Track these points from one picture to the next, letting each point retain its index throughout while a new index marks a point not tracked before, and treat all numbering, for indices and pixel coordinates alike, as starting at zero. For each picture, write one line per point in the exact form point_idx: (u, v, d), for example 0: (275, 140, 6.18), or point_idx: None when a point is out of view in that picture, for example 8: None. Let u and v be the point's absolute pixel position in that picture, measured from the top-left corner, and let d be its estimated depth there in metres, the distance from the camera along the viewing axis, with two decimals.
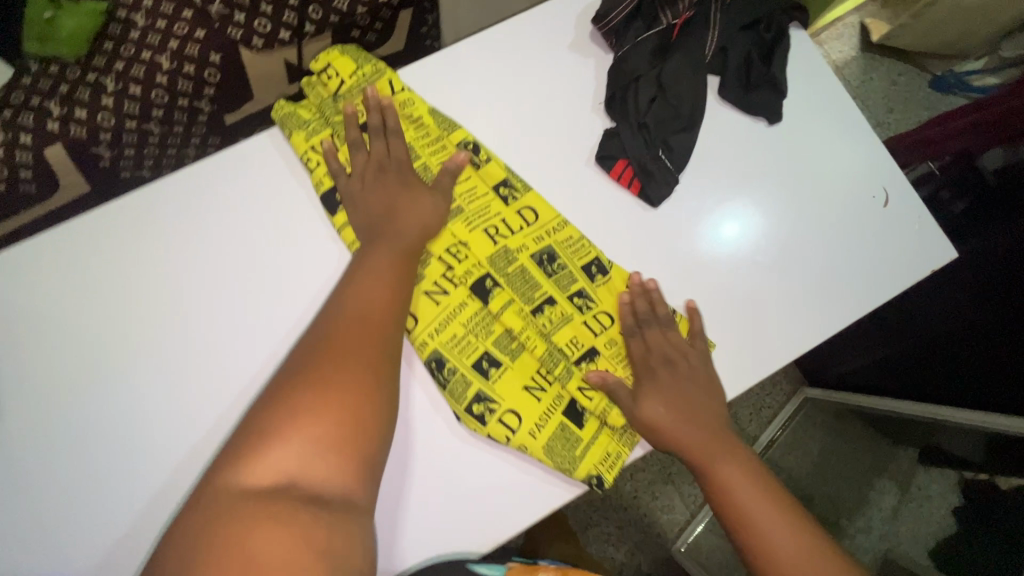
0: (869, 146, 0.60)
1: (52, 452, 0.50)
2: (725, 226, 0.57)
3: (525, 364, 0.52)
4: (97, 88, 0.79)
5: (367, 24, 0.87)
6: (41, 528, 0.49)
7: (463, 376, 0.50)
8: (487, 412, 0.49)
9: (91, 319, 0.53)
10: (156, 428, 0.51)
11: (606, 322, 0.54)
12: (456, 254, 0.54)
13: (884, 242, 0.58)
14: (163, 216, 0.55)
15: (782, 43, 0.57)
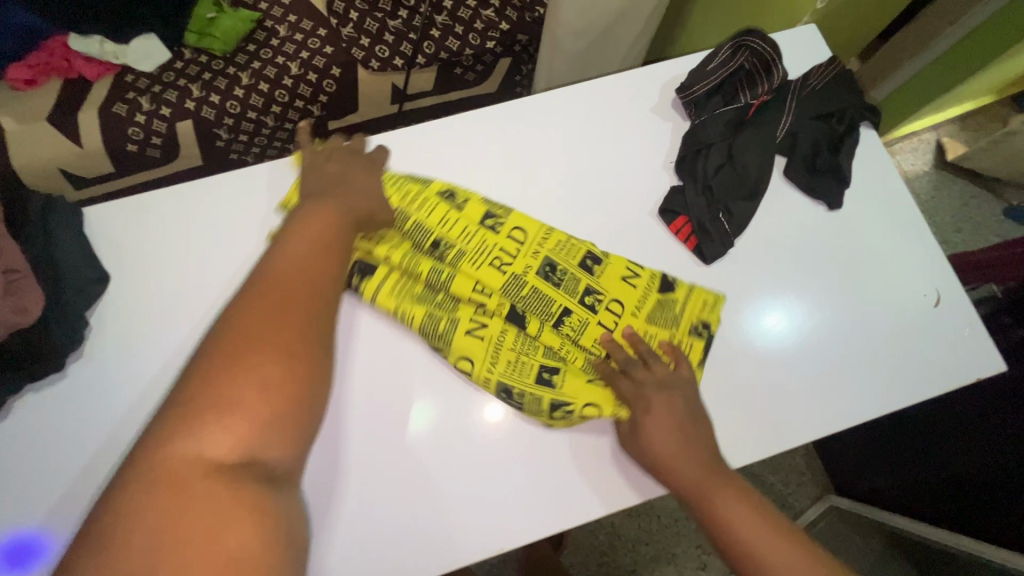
0: (927, 249, 0.61)
1: (48, 422, 0.51)
2: (770, 318, 0.58)
3: (572, 364, 0.55)
4: (234, 80, 0.91)
5: (469, 64, 0.97)
6: (50, 481, 0.49)
7: (532, 393, 0.53)
8: (566, 413, 0.52)
9: (166, 315, 0.54)
10: (125, 431, 0.51)
11: (619, 308, 0.56)
12: (478, 296, 0.55)
13: (930, 344, 0.59)
14: (225, 212, 0.58)
15: (850, 137, 0.61)
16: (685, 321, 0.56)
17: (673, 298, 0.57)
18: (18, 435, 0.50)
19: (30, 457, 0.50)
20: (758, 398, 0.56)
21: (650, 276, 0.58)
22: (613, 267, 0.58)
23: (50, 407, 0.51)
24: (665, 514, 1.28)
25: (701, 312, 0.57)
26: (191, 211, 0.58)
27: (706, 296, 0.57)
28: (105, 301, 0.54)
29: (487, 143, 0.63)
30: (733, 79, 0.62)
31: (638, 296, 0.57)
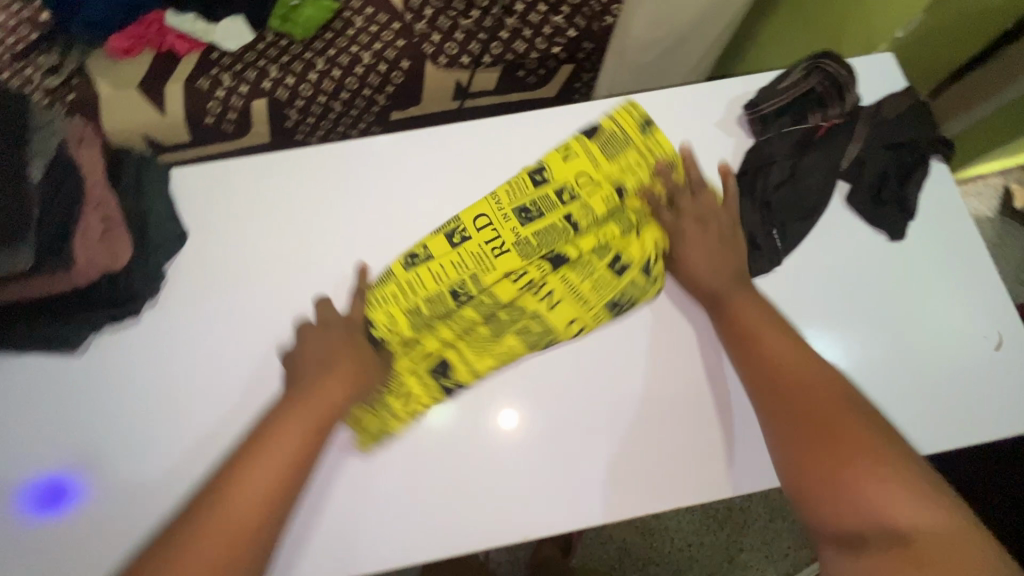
0: (991, 292, 0.59)
1: (122, 367, 0.55)
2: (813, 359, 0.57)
3: (620, 247, 0.60)
4: (309, 65, 0.96)
5: (533, 68, 1.00)
6: (123, 421, 0.54)
7: (626, 286, 0.59)
8: (649, 270, 0.59)
9: (236, 282, 0.58)
10: (192, 390, 0.55)
11: (589, 179, 0.60)
12: (519, 278, 0.58)
13: (987, 386, 0.57)
14: (291, 188, 0.62)
15: (921, 169, 0.60)
16: (651, 156, 0.61)
17: (618, 132, 0.61)
18: (93, 371, 0.55)
19: (105, 393, 0.54)
20: None
21: (599, 143, 0.61)
22: (553, 163, 0.61)
23: (126, 349, 0.56)
24: (678, 538, 1.26)
25: (639, 138, 0.61)
26: (264, 187, 0.62)
27: (617, 124, 0.61)
28: (182, 256, 0.58)
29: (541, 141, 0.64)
30: (803, 100, 0.61)
31: (606, 171, 0.60)
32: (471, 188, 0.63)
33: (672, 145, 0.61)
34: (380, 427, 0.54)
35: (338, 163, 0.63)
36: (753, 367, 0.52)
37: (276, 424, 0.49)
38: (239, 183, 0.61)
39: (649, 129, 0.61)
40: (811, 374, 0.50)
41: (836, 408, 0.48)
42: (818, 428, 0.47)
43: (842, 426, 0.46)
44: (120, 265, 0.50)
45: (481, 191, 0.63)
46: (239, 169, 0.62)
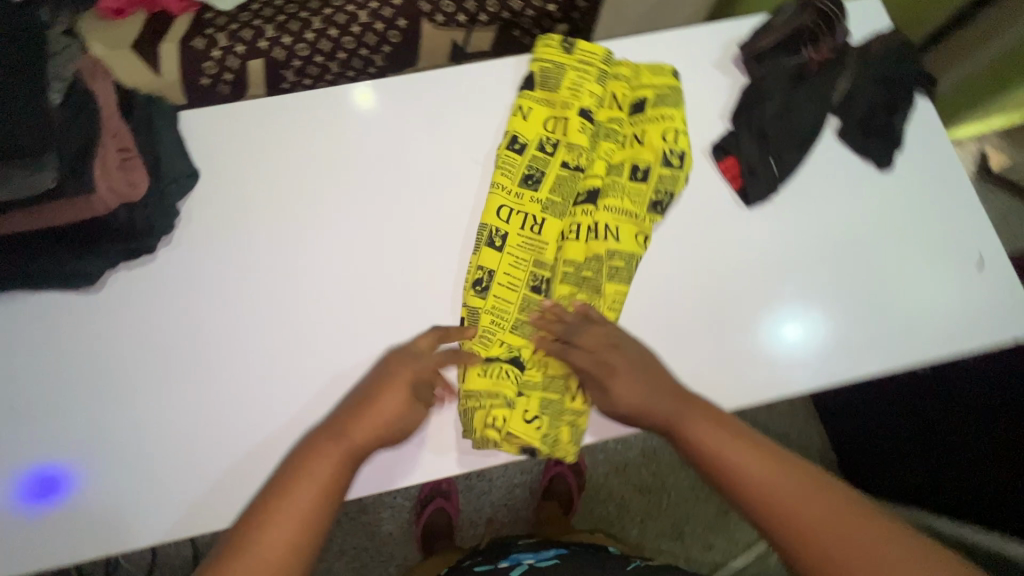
0: (973, 219, 0.63)
1: (140, 305, 0.58)
2: (787, 327, 0.60)
3: (633, 157, 0.63)
4: (305, 24, 0.95)
5: (528, 27, 1.01)
6: (146, 355, 0.57)
7: (657, 183, 0.61)
8: (673, 158, 0.62)
9: (247, 218, 0.61)
10: (219, 324, 0.58)
11: (561, 123, 0.64)
12: (575, 232, 0.61)
13: (966, 301, 0.61)
14: (296, 135, 0.64)
15: (907, 103, 0.63)
16: (595, 69, 0.64)
17: (550, 65, 0.65)
18: (116, 305, 0.58)
19: (129, 329, 0.58)
20: (787, 340, 0.60)
21: (539, 83, 0.65)
22: (515, 123, 0.64)
23: (145, 285, 0.58)
24: (674, 492, 1.33)
25: (579, 67, 0.64)
26: (271, 131, 0.63)
27: (545, 62, 0.65)
28: (193, 196, 0.60)
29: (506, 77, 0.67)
30: (795, 36, 0.64)
31: (569, 106, 0.63)
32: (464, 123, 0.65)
33: (600, 50, 0.65)
34: (571, 436, 0.57)
35: (340, 109, 0.65)
36: (743, 500, 0.47)
37: (311, 456, 0.49)
38: (249, 127, 0.63)
39: (574, 47, 0.65)
40: (795, 483, 0.46)
41: (845, 544, 0.42)
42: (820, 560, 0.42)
43: (845, 548, 0.42)
44: (137, 195, 0.52)
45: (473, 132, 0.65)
46: (244, 113, 0.64)
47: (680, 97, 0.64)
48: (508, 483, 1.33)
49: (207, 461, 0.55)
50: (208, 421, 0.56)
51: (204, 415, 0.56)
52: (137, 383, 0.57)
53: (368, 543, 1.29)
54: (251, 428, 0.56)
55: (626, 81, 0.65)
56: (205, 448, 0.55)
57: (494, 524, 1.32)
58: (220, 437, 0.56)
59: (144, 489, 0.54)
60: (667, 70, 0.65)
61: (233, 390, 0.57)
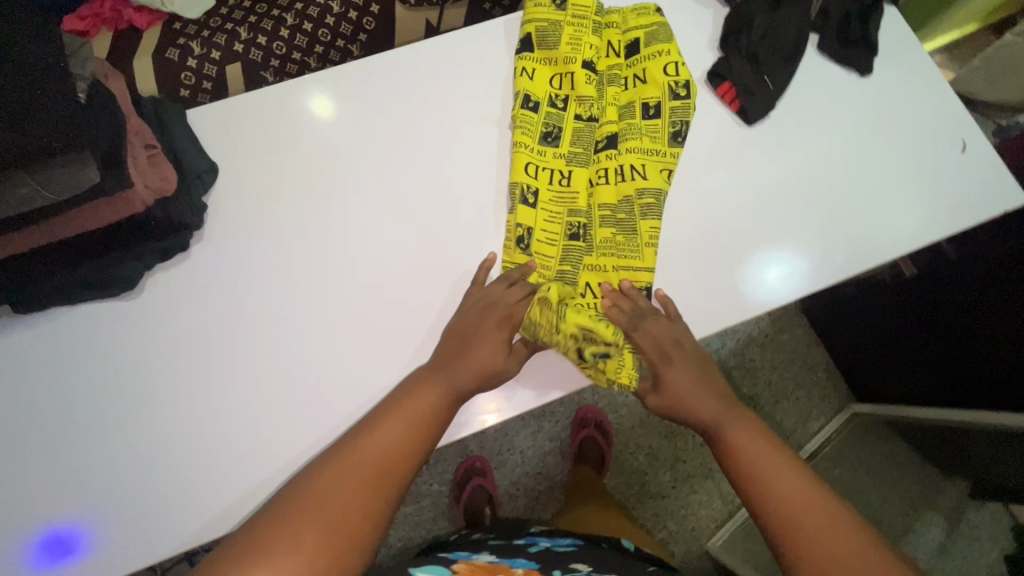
0: (951, 108, 0.68)
1: (184, 308, 0.61)
2: (770, 273, 0.64)
3: (640, 96, 0.67)
4: (279, 21, 0.95)
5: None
6: (197, 353, 0.61)
7: (669, 116, 0.66)
8: (678, 90, 0.66)
9: (279, 205, 0.64)
10: (275, 299, 0.62)
11: (565, 80, 0.68)
12: (601, 179, 0.66)
13: (957, 186, 0.66)
14: (310, 123, 0.66)
15: (878, 8, 0.67)
16: (589, 21, 0.68)
17: (545, 23, 0.68)
18: (162, 309, 0.61)
19: (178, 330, 0.61)
20: (799, 249, 0.64)
21: (537, 43, 0.68)
22: (522, 84, 0.67)
23: (186, 287, 0.61)
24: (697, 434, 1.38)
25: (571, 24, 0.68)
26: (289, 123, 0.66)
27: (540, 22, 0.68)
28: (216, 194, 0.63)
29: (500, 41, 0.69)
30: None
31: (571, 62, 0.68)
32: (470, 84, 0.68)
33: (591, 2, 0.68)
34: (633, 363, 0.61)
35: (347, 88, 0.67)
36: (760, 503, 0.51)
37: (418, 386, 0.57)
38: (263, 124, 0.66)
39: (566, 4, 0.68)
40: (813, 502, 0.49)
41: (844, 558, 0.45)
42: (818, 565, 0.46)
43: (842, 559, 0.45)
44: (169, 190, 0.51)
45: (482, 93, 0.68)
46: (258, 106, 0.66)
47: (670, 30, 0.67)
48: (539, 453, 1.36)
49: (280, 437, 0.59)
50: (273, 404, 0.60)
51: (275, 396, 0.60)
52: (199, 378, 0.60)
53: (413, 533, 1.30)
54: (320, 401, 0.60)
55: (618, 27, 0.69)
56: (272, 428, 0.59)
57: (532, 495, 1.34)
58: (292, 413, 0.60)
59: (223, 474, 0.58)
60: (651, 8, 0.68)
61: (303, 370, 0.61)
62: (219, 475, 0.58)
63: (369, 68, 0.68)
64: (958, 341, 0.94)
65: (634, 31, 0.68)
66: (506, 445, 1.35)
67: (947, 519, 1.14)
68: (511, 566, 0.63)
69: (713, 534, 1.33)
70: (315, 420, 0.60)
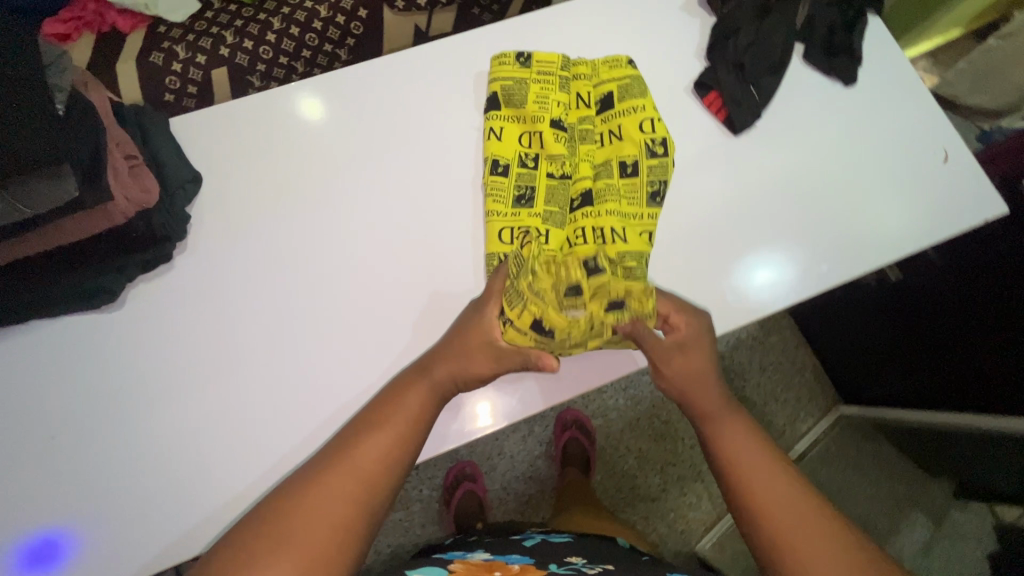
0: (934, 117, 0.69)
1: (163, 320, 0.60)
2: (759, 273, 0.64)
3: (617, 154, 0.65)
4: (265, 26, 0.94)
5: (488, 3, 1.02)
6: (173, 366, 0.59)
7: (648, 175, 0.64)
8: (655, 146, 0.64)
9: (258, 217, 0.63)
10: (253, 315, 0.61)
11: (533, 140, 0.66)
12: (579, 240, 0.63)
13: (940, 196, 0.67)
14: (294, 134, 0.65)
15: (862, 19, 0.68)
16: (556, 77, 0.67)
17: (510, 82, 0.66)
18: (138, 320, 0.60)
19: (156, 342, 0.60)
20: (786, 258, 0.65)
21: (504, 101, 0.66)
22: (490, 146, 0.66)
23: (161, 298, 0.60)
24: (687, 437, 1.39)
25: (536, 80, 0.66)
26: (273, 132, 0.65)
27: (504, 81, 0.67)
28: (197, 201, 0.62)
29: (471, 91, 0.68)
30: None
31: (539, 119, 0.66)
32: (446, 128, 0.67)
33: (556, 57, 0.67)
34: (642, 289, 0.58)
35: (333, 96, 0.66)
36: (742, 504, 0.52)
37: (408, 387, 0.57)
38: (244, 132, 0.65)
39: (531, 61, 0.67)
40: (795, 507, 0.50)
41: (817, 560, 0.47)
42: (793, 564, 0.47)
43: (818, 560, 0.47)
44: (153, 201, 0.51)
45: (454, 150, 0.66)
46: (239, 118, 0.65)
47: (643, 84, 0.67)
48: (530, 456, 1.36)
49: (263, 451, 0.59)
50: (256, 416, 0.59)
51: (258, 408, 0.59)
52: (178, 391, 0.59)
53: (405, 539, 1.30)
54: (302, 417, 0.59)
55: (587, 79, 0.68)
56: (252, 443, 0.59)
57: (523, 498, 1.34)
58: (276, 424, 0.59)
59: (204, 488, 0.58)
60: (622, 61, 0.67)
61: (286, 384, 0.60)
62: (198, 491, 0.57)
63: (356, 74, 0.67)
64: (944, 346, 0.95)
65: (605, 83, 0.67)
66: (497, 451, 1.35)
67: (930, 519, 1.18)
68: (505, 564, 0.62)
69: (703, 536, 1.34)
70: (300, 433, 0.59)
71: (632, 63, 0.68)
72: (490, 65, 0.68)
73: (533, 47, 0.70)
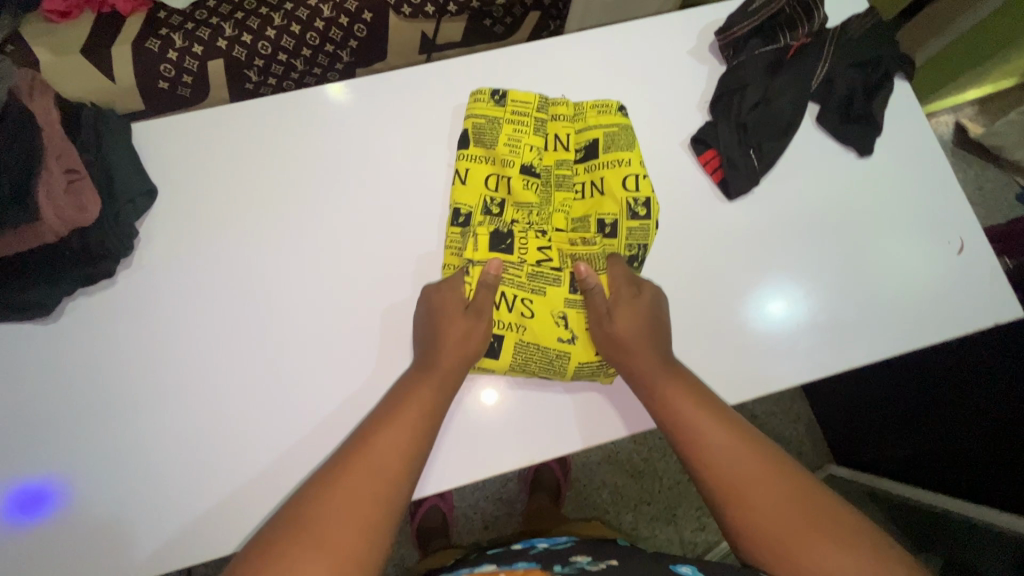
0: (949, 202, 0.63)
1: (109, 332, 0.58)
2: (772, 304, 0.60)
3: (597, 210, 0.62)
4: (266, 20, 0.90)
5: (500, 16, 0.97)
6: (112, 381, 0.57)
7: (623, 234, 0.60)
8: (637, 204, 0.61)
9: (215, 235, 0.61)
10: (213, 336, 0.59)
11: (502, 185, 0.62)
12: (537, 293, 0.60)
13: (949, 287, 0.61)
14: (269, 155, 0.64)
15: (885, 87, 0.62)
16: (532, 119, 0.64)
17: (483, 120, 0.63)
18: (81, 331, 0.58)
19: (97, 355, 0.58)
20: (769, 337, 0.60)
21: (474, 141, 0.63)
22: (454, 191, 0.62)
23: (106, 310, 0.58)
24: (666, 476, 1.33)
25: (511, 121, 0.63)
26: (247, 148, 0.64)
27: (477, 118, 0.64)
28: (151, 214, 0.60)
29: (448, 126, 0.65)
30: (773, 21, 0.63)
31: (508, 163, 0.62)
32: (424, 163, 0.64)
33: (534, 98, 0.64)
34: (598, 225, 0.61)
35: (309, 119, 0.65)
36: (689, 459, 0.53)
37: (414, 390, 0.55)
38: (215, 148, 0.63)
39: (505, 100, 0.64)
40: (740, 458, 0.51)
41: (763, 506, 0.48)
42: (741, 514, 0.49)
43: (762, 505, 0.48)
44: (89, 218, 0.53)
45: (427, 187, 0.64)
46: (213, 132, 0.64)
47: (632, 133, 0.63)
48: (502, 478, 1.31)
49: (190, 481, 0.56)
50: (183, 447, 0.57)
51: (194, 435, 0.57)
52: (115, 407, 0.57)
53: None
54: (236, 451, 0.57)
55: (567, 121, 0.64)
56: (181, 471, 0.56)
57: (489, 519, 1.30)
58: (201, 458, 0.56)
59: (123, 513, 0.55)
60: (613, 107, 0.63)
61: (225, 414, 0.57)
62: (118, 515, 0.55)
63: (340, 96, 0.65)
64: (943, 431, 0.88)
65: (588, 128, 0.63)
66: None
67: None
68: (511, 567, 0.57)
69: None
70: (232, 467, 0.56)
71: (624, 110, 0.64)
72: (468, 99, 0.66)
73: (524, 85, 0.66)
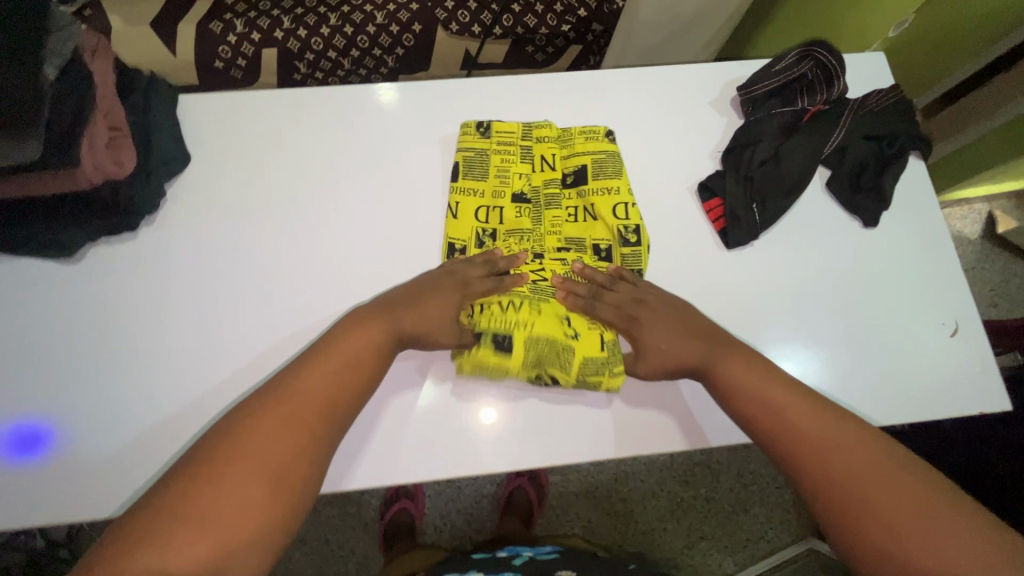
0: (949, 283, 0.63)
1: (117, 280, 0.62)
2: (774, 337, 0.61)
3: (590, 234, 0.65)
4: (323, 19, 0.95)
5: (542, 45, 1.02)
6: (108, 324, 0.61)
7: (620, 257, 0.63)
8: (625, 232, 0.63)
9: (235, 204, 0.65)
10: (206, 295, 0.62)
11: (505, 204, 0.65)
12: (540, 300, 0.61)
13: (939, 365, 0.61)
14: (299, 139, 0.68)
15: (898, 163, 0.64)
16: (517, 147, 0.67)
17: (472, 154, 0.66)
18: (90, 275, 0.62)
19: (97, 300, 0.61)
20: None
21: (465, 174, 0.66)
22: (448, 226, 0.65)
23: (120, 260, 0.63)
24: (643, 518, 1.27)
25: (502, 153, 0.66)
26: (282, 130, 0.68)
27: (466, 153, 0.67)
28: (182, 178, 0.65)
29: (438, 142, 0.68)
30: (795, 84, 0.66)
31: (500, 195, 0.66)
32: (424, 170, 0.67)
33: (517, 126, 0.67)
34: (597, 235, 0.64)
35: (341, 113, 0.69)
36: (762, 430, 0.49)
37: (359, 327, 0.54)
38: (251, 127, 0.68)
39: (490, 131, 0.67)
40: (820, 419, 0.48)
41: (855, 471, 0.44)
42: (836, 494, 0.43)
43: (850, 472, 0.44)
44: (122, 174, 0.59)
45: (420, 194, 0.67)
46: (253, 111, 0.68)
47: (617, 161, 0.65)
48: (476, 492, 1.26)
49: (157, 430, 0.58)
50: (148, 404, 0.58)
51: (172, 385, 0.59)
52: (106, 349, 0.60)
53: (331, 533, 1.19)
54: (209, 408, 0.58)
55: (553, 143, 0.67)
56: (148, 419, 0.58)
57: (458, 533, 1.22)
58: (171, 410, 0.58)
59: (84, 451, 0.57)
60: (601, 133, 0.66)
61: (204, 371, 0.60)
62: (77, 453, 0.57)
63: (375, 96, 0.70)
64: None
65: (578, 152, 0.66)
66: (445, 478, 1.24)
67: None
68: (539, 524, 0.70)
69: None
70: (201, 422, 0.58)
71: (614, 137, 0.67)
72: (455, 130, 0.68)
73: (547, 110, 0.70)
